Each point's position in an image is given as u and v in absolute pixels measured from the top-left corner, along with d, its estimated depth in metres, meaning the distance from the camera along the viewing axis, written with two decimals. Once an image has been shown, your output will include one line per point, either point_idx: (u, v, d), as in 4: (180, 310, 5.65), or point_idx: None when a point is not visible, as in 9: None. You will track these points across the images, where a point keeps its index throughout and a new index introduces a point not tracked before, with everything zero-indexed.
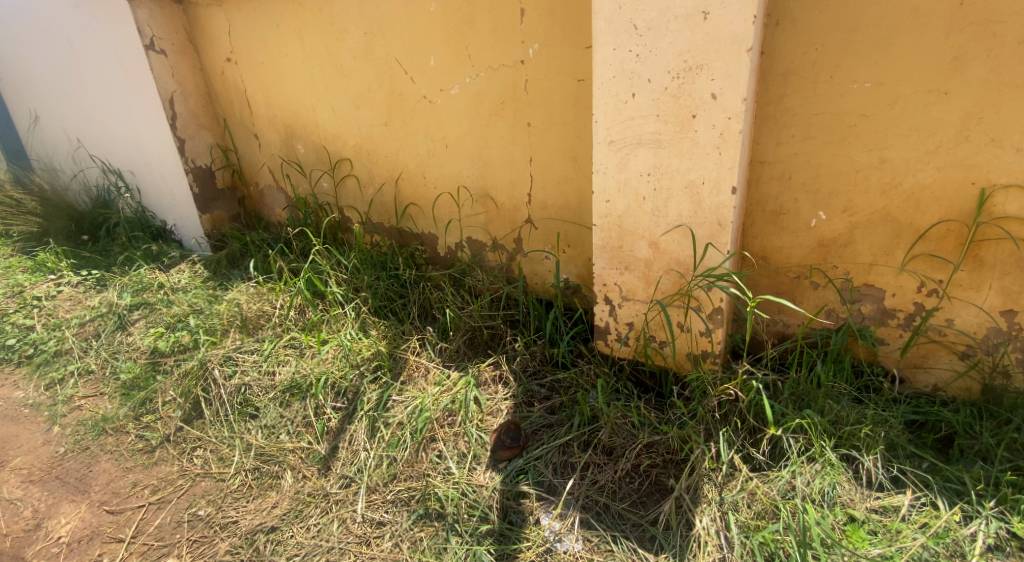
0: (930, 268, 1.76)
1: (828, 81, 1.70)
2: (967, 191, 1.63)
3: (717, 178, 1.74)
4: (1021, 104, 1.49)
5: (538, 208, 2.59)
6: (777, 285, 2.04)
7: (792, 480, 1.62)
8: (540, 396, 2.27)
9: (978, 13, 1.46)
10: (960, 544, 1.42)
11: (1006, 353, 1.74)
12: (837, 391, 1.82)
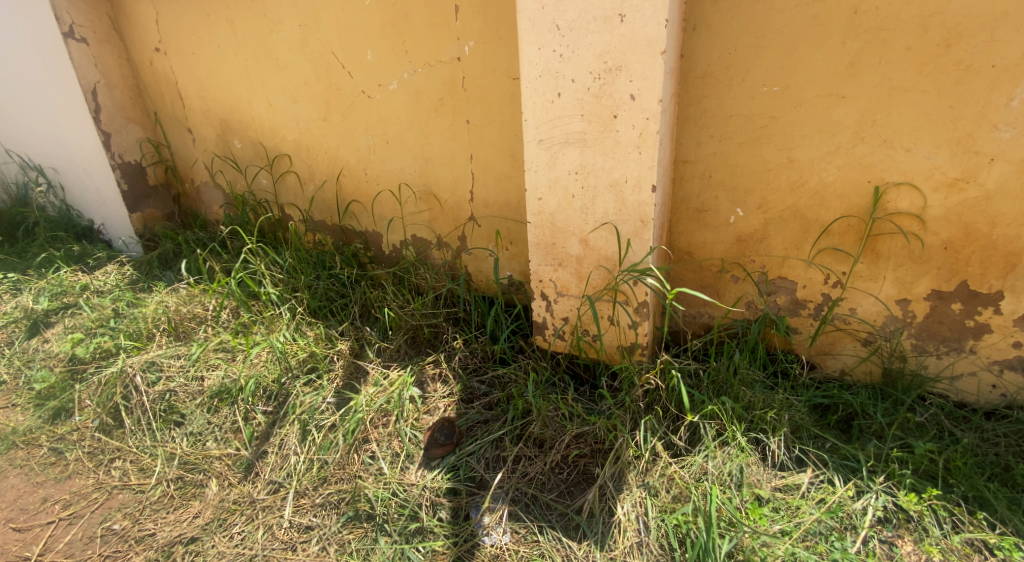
0: (835, 261, 1.88)
1: (741, 84, 1.79)
2: (864, 189, 1.75)
3: (638, 177, 1.80)
4: (908, 107, 1.61)
5: (479, 206, 2.59)
6: (702, 279, 2.13)
7: (705, 464, 1.71)
8: (480, 393, 2.27)
9: (868, 22, 1.57)
10: (851, 518, 1.53)
11: (902, 339, 1.87)
12: (751, 378, 1.92)
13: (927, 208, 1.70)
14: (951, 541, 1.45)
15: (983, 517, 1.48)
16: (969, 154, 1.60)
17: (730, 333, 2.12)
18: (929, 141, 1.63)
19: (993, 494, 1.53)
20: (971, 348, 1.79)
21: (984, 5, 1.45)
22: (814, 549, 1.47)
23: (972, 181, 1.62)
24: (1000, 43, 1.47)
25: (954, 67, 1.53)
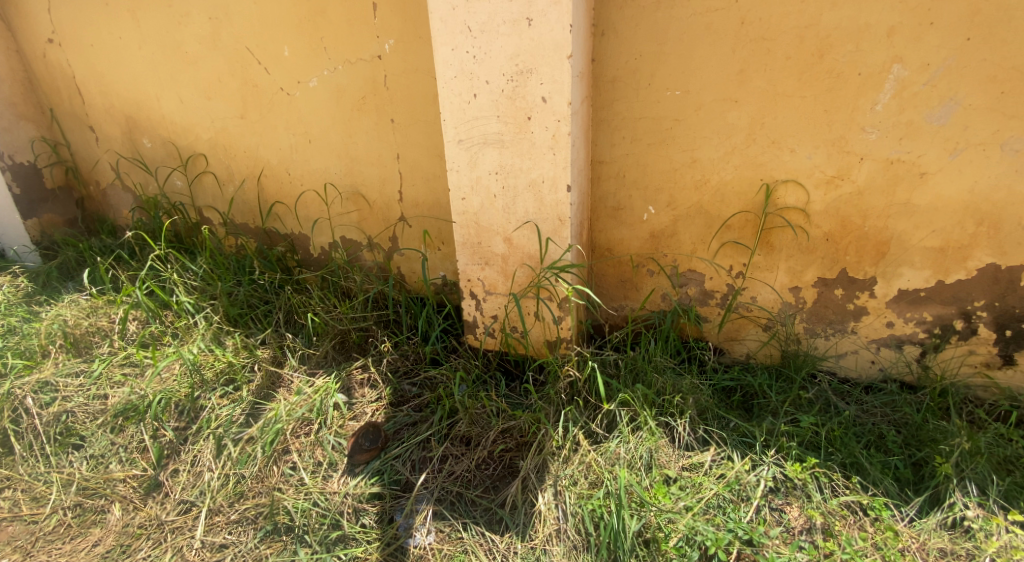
0: (736, 254, 2.02)
1: (648, 88, 1.89)
2: (757, 186, 1.90)
3: (554, 177, 1.86)
4: (791, 111, 1.76)
5: (409, 206, 2.58)
6: (621, 274, 2.22)
7: (617, 449, 1.79)
8: (411, 395, 2.26)
9: (754, 32, 1.70)
10: (745, 490, 1.65)
11: (796, 323, 2.04)
12: (663, 364, 2.04)
13: (811, 203, 1.86)
14: (830, 503, 1.59)
15: (857, 480, 1.64)
16: (843, 154, 1.76)
17: (647, 324, 2.23)
18: (811, 142, 1.78)
19: (867, 459, 1.70)
20: (853, 329, 1.98)
21: (851, 19, 1.60)
22: (712, 522, 1.57)
23: (847, 178, 1.78)
24: (865, 53, 1.62)
25: (828, 74, 1.68)
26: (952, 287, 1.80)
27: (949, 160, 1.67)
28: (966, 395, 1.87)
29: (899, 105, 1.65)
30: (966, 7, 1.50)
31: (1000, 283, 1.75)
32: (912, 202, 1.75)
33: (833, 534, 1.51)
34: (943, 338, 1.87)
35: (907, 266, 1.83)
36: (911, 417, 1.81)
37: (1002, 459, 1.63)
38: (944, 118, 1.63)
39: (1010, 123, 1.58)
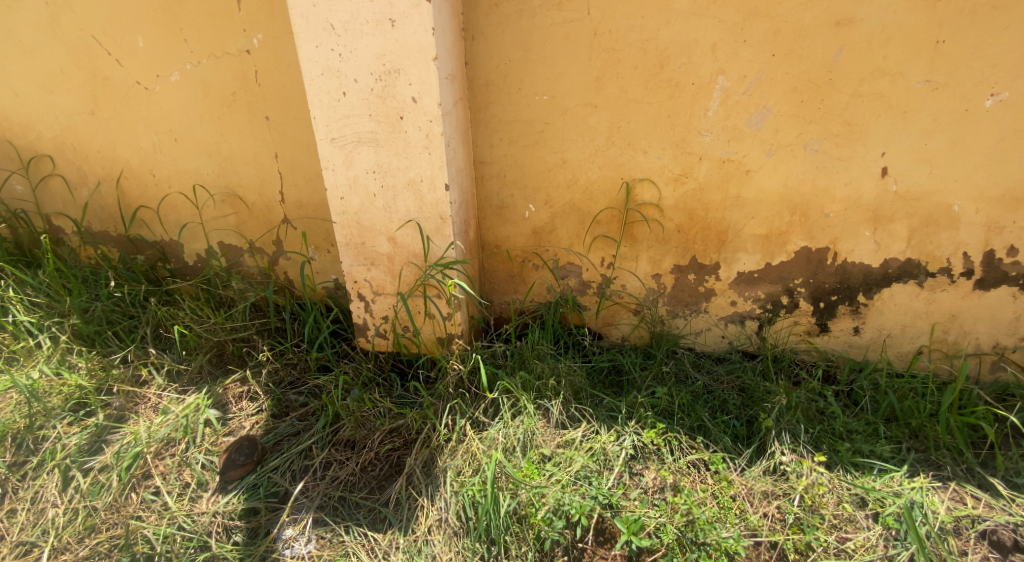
0: (606, 246, 2.18)
1: (518, 92, 2.00)
2: (618, 184, 2.07)
3: (432, 176, 1.90)
4: (643, 116, 1.94)
5: (292, 207, 2.48)
6: (510, 270, 2.32)
7: (496, 435, 1.89)
8: (297, 405, 2.18)
9: (606, 43, 1.86)
10: (610, 457, 1.82)
11: (660, 307, 2.25)
12: (544, 351, 2.16)
13: (663, 198, 2.06)
14: (679, 463, 1.80)
15: (701, 439, 1.86)
16: (685, 154, 1.97)
17: (535, 316, 2.34)
18: (659, 144, 1.98)
19: (711, 422, 1.92)
20: (705, 309, 2.21)
21: (682, 34, 1.81)
22: (579, 492, 1.70)
23: (690, 176, 2.00)
24: (696, 65, 1.84)
25: (668, 83, 1.88)
26: (777, 268, 2.07)
27: (767, 159, 1.92)
28: (794, 359, 2.15)
29: (725, 111, 1.88)
30: (770, 28, 1.75)
31: (813, 263, 2.04)
32: (741, 196, 2.00)
33: (680, 489, 1.71)
34: (774, 312, 2.15)
35: (742, 251, 2.08)
36: (749, 380, 2.07)
37: (813, 410, 1.90)
38: (759, 122, 1.88)
39: (810, 127, 1.85)
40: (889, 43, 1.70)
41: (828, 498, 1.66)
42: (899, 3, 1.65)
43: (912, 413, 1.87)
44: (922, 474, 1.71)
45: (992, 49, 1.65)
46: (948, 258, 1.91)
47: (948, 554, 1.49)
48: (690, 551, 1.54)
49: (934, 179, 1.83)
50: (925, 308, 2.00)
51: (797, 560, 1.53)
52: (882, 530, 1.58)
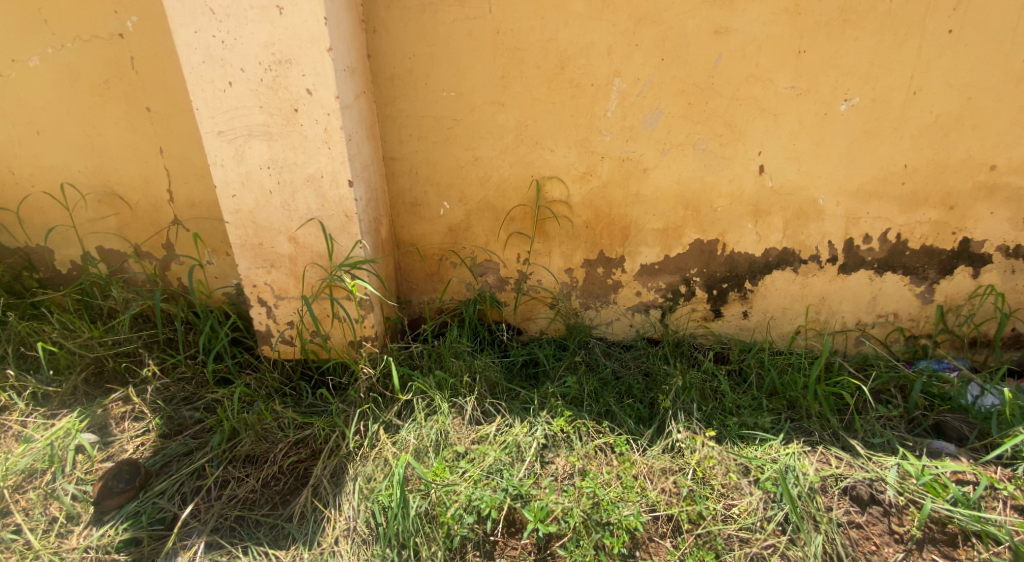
0: (521, 243, 2.24)
1: (425, 87, 2.03)
2: (529, 182, 2.14)
3: (333, 171, 1.86)
4: (548, 115, 2.03)
5: (183, 207, 2.29)
6: (428, 268, 2.33)
7: (408, 437, 1.89)
8: (191, 422, 2.03)
9: (508, 41, 1.94)
10: (522, 447, 1.86)
11: (573, 300, 2.33)
12: (461, 349, 2.18)
13: (571, 195, 2.14)
14: (586, 449, 1.87)
15: (607, 423, 1.95)
16: (589, 153, 2.07)
17: (455, 314, 2.36)
18: (565, 143, 2.06)
19: (618, 407, 2.03)
20: (614, 300, 2.31)
21: (580, 37, 1.91)
22: (490, 485, 1.72)
23: (595, 174, 2.10)
24: (594, 67, 1.94)
25: (569, 84, 1.97)
26: (674, 259, 2.20)
27: (661, 158, 2.05)
28: (692, 343, 2.30)
29: (622, 112, 2.00)
30: (658, 34, 1.88)
31: (705, 254, 2.18)
32: (641, 192, 2.11)
33: (587, 473, 1.78)
34: (675, 300, 2.28)
35: (644, 245, 2.19)
36: (654, 364, 2.20)
37: (706, 388, 2.05)
38: (653, 123, 2.00)
39: (697, 128, 2.00)
40: (760, 52, 1.87)
41: (717, 469, 1.79)
42: (767, 15, 1.82)
43: (790, 386, 2.05)
44: (795, 441, 1.87)
45: (845, 59, 1.85)
46: (817, 246, 2.11)
47: (816, 511, 1.65)
48: (594, 531, 1.60)
49: (803, 175, 2.02)
50: (800, 292, 2.19)
51: (690, 529, 1.64)
52: (761, 493, 1.71)
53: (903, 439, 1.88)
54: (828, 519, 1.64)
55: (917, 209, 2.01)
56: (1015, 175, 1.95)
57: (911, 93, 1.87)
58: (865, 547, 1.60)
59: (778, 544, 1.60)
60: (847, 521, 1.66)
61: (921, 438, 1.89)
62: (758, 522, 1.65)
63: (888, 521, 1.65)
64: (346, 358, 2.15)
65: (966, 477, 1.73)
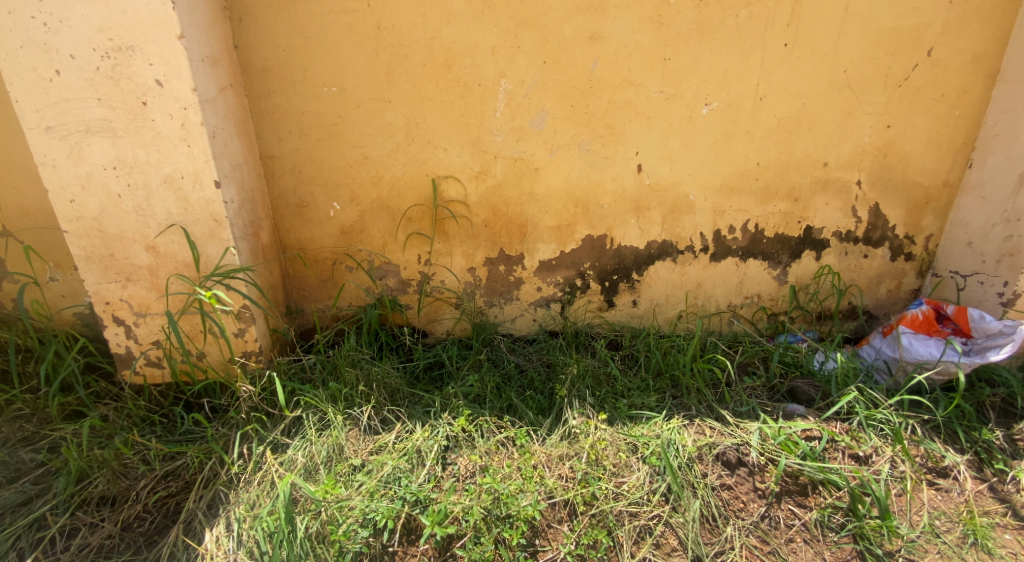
0: (420, 244, 2.28)
1: (303, 82, 2.04)
2: (425, 181, 2.20)
3: (195, 172, 1.78)
4: (437, 114, 2.10)
5: (13, 214, 1.98)
6: (321, 273, 2.33)
7: (296, 456, 1.84)
8: (33, 466, 1.76)
9: (390, 37, 1.99)
10: (422, 451, 1.87)
11: (477, 299, 2.39)
12: (358, 358, 2.18)
13: (468, 195, 2.22)
14: (489, 444, 1.91)
15: (508, 418, 2.01)
16: (482, 153, 2.16)
17: (354, 321, 2.37)
18: (457, 142, 2.14)
19: (520, 401, 2.09)
20: (517, 296, 2.39)
21: (462, 36, 1.99)
22: (387, 496, 1.72)
23: (489, 173, 2.18)
24: (480, 67, 2.03)
25: (456, 82, 2.05)
26: (569, 254, 2.32)
27: (551, 157, 2.16)
28: (589, 333, 2.42)
29: (511, 112, 2.09)
30: (538, 37, 1.99)
31: (596, 249, 2.31)
32: (534, 192, 2.21)
33: (488, 469, 1.82)
34: (573, 293, 2.39)
35: (540, 242, 2.29)
36: (553, 356, 2.29)
37: (600, 373, 2.18)
38: (541, 123, 2.11)
39: (581, 129, 2.12)
40: (631, 58, 2.03)
41: (608, 449, 1.89)
42: (635, 24, 1.99)
43: (674, 364, 2.22)
44: (676, 416, 2.02)
45: (704, 67, 2.05)
46: (691, 238, 2.31)
47: (694, 478, 1.81)
48: (494, 525, 1.65)
49: (675, 173, 2.20)
50: (680, 279, 2.39)
51: (586, 510, 1.72)
52: (648, 468, 1.84)
53: (763, 406, 2.11)
54: (704, 484, 1.81)
55: (769, 201, 2.25)
56: (843, 171, 2.21)
57: (758, 99, 2.09)
58: (734, 505, 1.79)
59: (662, 513, 1.74)
60: (719, 484, 1.84)
61: (778, 403, 2.12)
62: (645, 495, 1.77)
63: (752, 480, 1.86)
64: (223, 377, 2.05)
65: (813, 434, 1.98)
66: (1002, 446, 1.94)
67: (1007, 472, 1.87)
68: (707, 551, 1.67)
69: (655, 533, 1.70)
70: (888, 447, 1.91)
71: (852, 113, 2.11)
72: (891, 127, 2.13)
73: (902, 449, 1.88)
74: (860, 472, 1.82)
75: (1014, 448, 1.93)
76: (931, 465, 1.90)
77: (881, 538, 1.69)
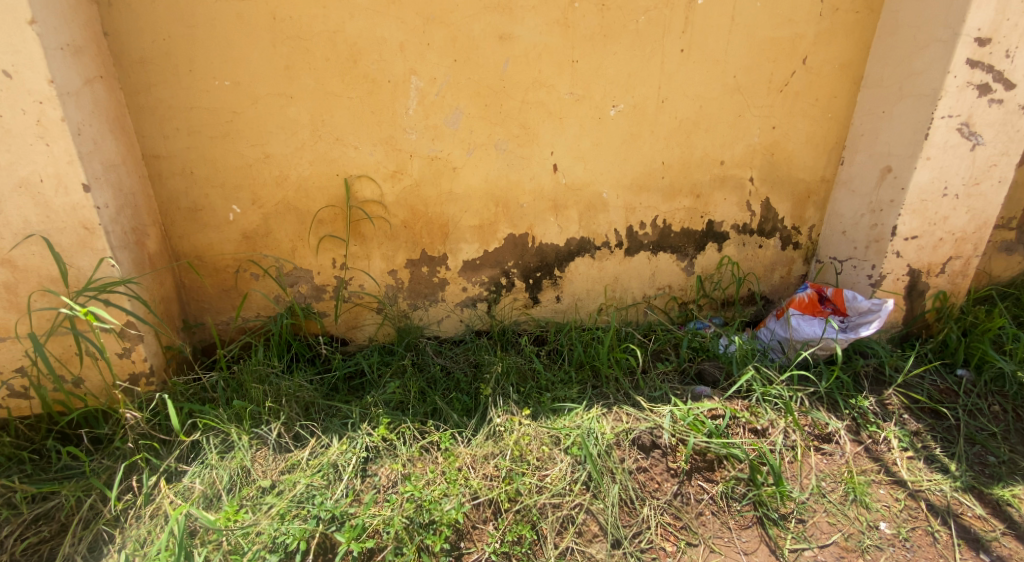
0: (334, 247, 2.19)
1: (190, 75, 1.89)
2: (335, 181, 2.11)
3: (57, 174, 1.61)
4: (344, 111, 2.01)
5: None
6: (223, 282, 2.18)
7: (193, 484, 1.72)
8: None
9: (287, 29, 1.88)
10: (340, 466, 1.81)
11: (400, 302, 2.33)
12: (266, 372, 2.05)
13: (384, 195, 2.15)
14: (411, 452, 1.87)
15: (431, 422, 1.97)
16: (396, 152, 2.10)
17: (263, 333, 2.23)
18: (368, 140, 2.06)
19: (445, 404, 2.07)
20: (442, 298, 2.36)
21: (367, 31, 1.92)
22: (299, 517, 1.63)
23: (405, 172, 2.13)
24: (387, 62, 1.97)
25: (364, 78, 1.98)
26: (493, 254, 2.32)
27: (468, 157, 2.15)
28: (515, 330, 2.44)
29: (423, 111, 2.05)
30: (447, 34, 1.97)
31: (519, 247, 2.34)
32: (453, 191, 2.19)
33: (410, 477, 1.78)
34: (499, 292, 2.40)
35: (463, 242, 2.28)
36: (480, 356, 2.28)
37: (525, 369, 2.21)
38: (455, 122, 2.09)
39: (496, 128, 2.13)
40: (541, 59, 2.07)
41: (531, 443, 1.92)
42: (542, 26, 2.03)
43: (595, 356, 2.29)
44: (596, 405, 2.09)
45: (609, 70, 2.14)
46: (606, 234, 2.40)
47: (612, 464, 1.87)
48: (416, 534, 1.62)
49: (589, 173, 2.28)
50: (599, 274, 2.47)
51: (510, 507, 1.74)
52: (570, 459, 1.88)
53: (674, 390, 2.22)
54: (622, 469, 1.87)
55: (675, 198, 2.40)
56: (738, 168, 2.40)
57: (660, 101, 2.22)
58: (650, 486, 1.88)
59: (583, 502, 1.78)
60: (636, 468, 1.91)
61: (688, 386, 2.25)
62: (567, 486, 1.80)
63: (666, 460, 1.95)
64: (103, 403, 1.88)
65: (718, 412, 2.10)
66: (875, 410, 2.18)
67: (879, 433, 2.11)
68: (626, 533, 1.75)
69: (577, 521, 1.74)
70: (781, 419, 2.10)
71: (742, 116, 2.30)
72: (776, 129, 2.35)
73: (793, 420, 2.08)
74: (758, 444, 1.96)
75: (885, 411, 2.18)
76: (818, 432, 2.11)
77: (776, 502, 1.86)
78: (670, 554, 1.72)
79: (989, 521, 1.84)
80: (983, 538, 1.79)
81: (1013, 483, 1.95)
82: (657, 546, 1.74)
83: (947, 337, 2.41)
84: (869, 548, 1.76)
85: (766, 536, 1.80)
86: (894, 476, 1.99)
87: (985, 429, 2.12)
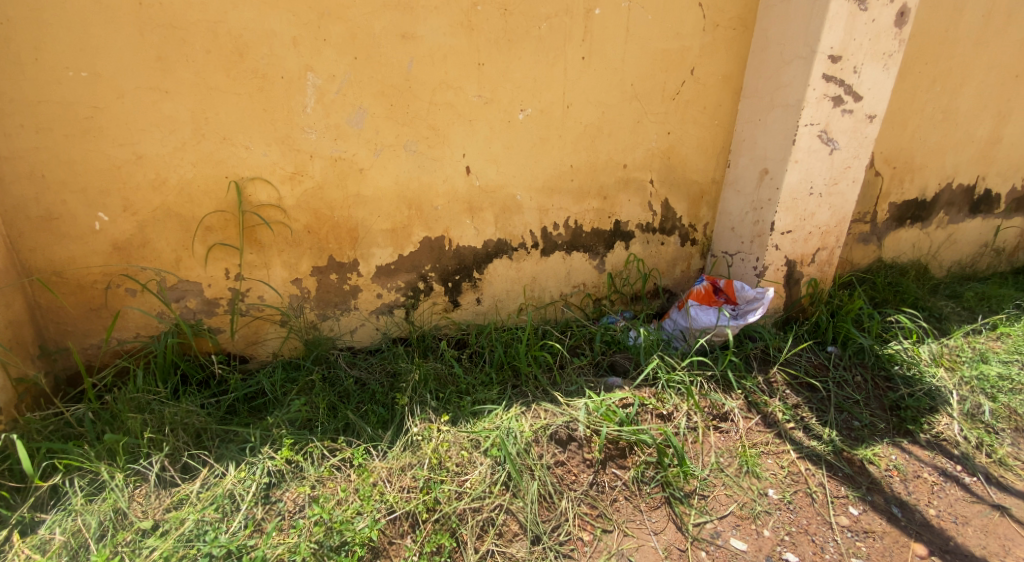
0: (226, 256, 2.00)
1: (35, 64, 1.63)
2: (225, 184, 1.92)
3: None
4: (232, 108, 1.84)
5: None
6: (90, 300, 1.91)
7: (52, 535, 1.49)
8: None
9: (159, 16, 1.69)
10: (238, 495, 1.65)
11: (308, 313, 2.18)
12: (146, 400, 1.83)
13: (283, 198, 2.00)
14: (320, 472, 1.76)
15: (342, 438, 1.87)
16: (294, 152, 1.96)
17: (145, 355, 1.99)
18: (262, 140, 1.91)
19: (358, 418, 1.96)
20: (355, 306, 2.25)
21: (255, 23, 1.78)
22: (188, 557, 1.46)
23: (306, 174, 2.00)
24: (279, 57, 1.84)
25: (253, 74, 1.83)
26: (408, 258, 2.25)
27: (375, 158, 2.06)
28: (435, 334, 2.39)
29: (324, 110, 1.94)
30: (345, 31, 1.88)
31: (435, 250, 2.29)
32: (360, 193, 2.09)
33: (319, 499, 1.67)
34: (416, 297, 2.33)
35: (375, 246, 2.18)
36: (397, 364, 2.20)
37: (443, 375, 2.16)
38: (359, 122, 2.00)
39: (404, 129, 2.07)
40: (446, 60, 2.04)
41: (451, 450, 1.88)
42: (445, 27, 2.00)
43: (515, 355, 2.31)
44: (514, 405, 2.10)
45: (515, 74, 2.16)
46: (522, 235, 2.42)
47: (531, 462, 1.89)
48: (326, 558, 1.52)
49: (502, 175, 2.28)
50: (517, 275, 2.49)
51: (428, 518, 1.69)
52: (489, 461, 1.86)
53: (589, 382, 2.29)
54: (540, 465, 1.89)
55: (584, 200, 2.48)
56: (639, 171, 2.54)
57: (565, 106, 2.28)
58: (567, 479, 1.92)
59: (503, 502, 1.77)
60: (554, 462, 1.94)
61: (601, 378, 2.33)
62: (487, 489, 1.79)
63: (581, 452, 2.00)
64: None
65: (627, 401, 2.21)
66: (762, 389, 2.42)
67: (766, 408, 2.33)
68: (545, 528, 1.76)
69: (497, 523, 1.73)
70: (683, 403, 2.25)
71: (639, 121, 2.44)
72: (670, 133, 2.51)
73: (693, 403, 2.24)
74: (664, 429, 2.08)
75: (770, 388, 2.42)
76: (715, 412, 2.29)
77: (681, 481, 1.98)
78: (587, 543, 1.77)
79: (856, 479, 2.10)
80: (851, 494, 2.04)
81: (873, 443, 2.24)
82: (576, 538, 1.77)
83: (819, 319, 2.73)
84: (760, 514, 1.93)
85: (673, 514, 1.90)
86: (780, 446, 2.20)
87: (850, 397, 2.42)
